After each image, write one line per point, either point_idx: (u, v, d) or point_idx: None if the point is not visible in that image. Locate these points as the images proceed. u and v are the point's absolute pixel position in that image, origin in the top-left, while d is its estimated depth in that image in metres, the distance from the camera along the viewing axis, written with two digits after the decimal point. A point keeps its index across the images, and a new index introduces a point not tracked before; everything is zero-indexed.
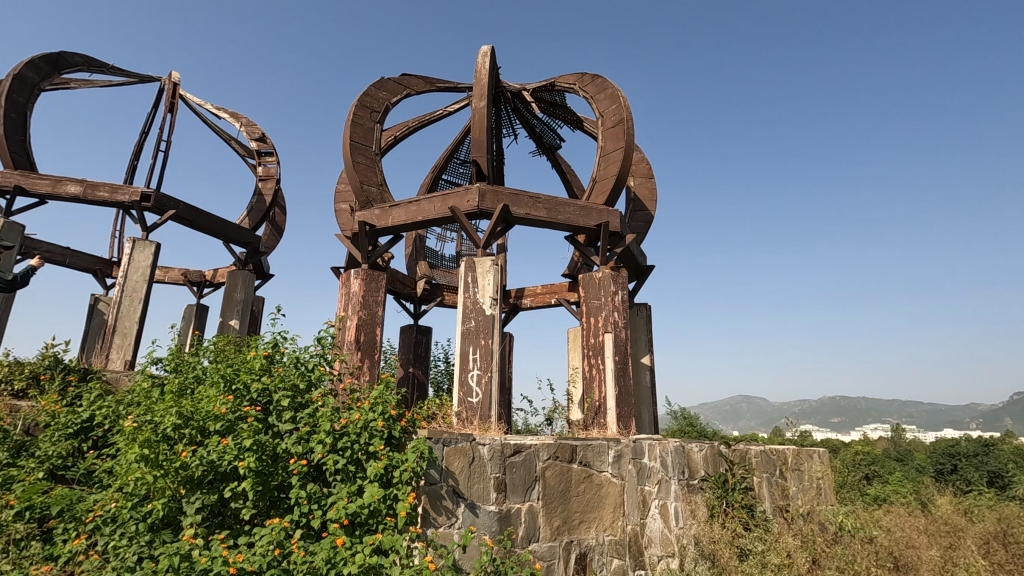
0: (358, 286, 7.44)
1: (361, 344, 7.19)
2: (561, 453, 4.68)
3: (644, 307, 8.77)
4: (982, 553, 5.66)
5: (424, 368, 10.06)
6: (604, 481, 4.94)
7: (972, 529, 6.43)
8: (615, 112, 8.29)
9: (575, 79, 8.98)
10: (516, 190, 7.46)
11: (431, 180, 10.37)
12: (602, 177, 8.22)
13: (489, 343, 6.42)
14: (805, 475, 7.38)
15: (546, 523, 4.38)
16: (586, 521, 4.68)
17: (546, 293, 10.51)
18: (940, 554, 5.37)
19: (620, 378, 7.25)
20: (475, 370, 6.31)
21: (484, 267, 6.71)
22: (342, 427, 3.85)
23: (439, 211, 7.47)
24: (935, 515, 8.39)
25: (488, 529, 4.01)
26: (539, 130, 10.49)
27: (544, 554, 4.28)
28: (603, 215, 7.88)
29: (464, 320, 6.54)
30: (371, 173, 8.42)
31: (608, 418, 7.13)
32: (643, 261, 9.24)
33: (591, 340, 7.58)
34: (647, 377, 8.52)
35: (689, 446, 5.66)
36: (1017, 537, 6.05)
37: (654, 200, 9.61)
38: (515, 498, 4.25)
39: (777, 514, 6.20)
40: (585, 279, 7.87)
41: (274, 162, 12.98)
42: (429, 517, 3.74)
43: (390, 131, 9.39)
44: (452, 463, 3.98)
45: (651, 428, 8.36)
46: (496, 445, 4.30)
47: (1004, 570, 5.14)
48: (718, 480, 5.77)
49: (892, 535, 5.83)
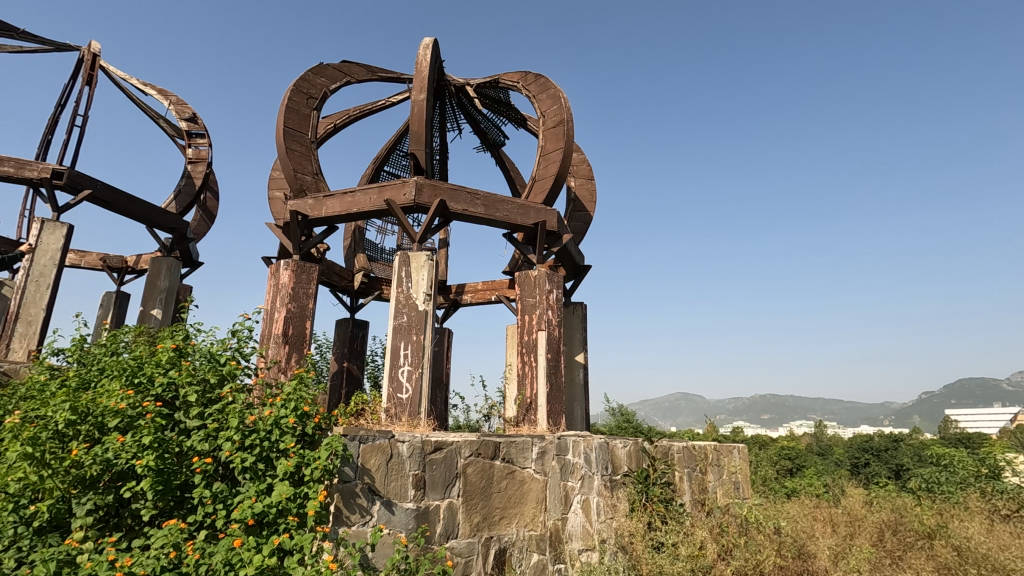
0: (288, 278, 7.19)
1: (289, 337, 6.96)
2: (484, 450, 4.69)
3: (580, 306, 8.91)
4: (875, 542, 6.10)
5: (359, 363, 9.83)
6: (526, 477, 5.01)
7: (869, 519, 6.92)
8: (556, 112, 8.38)
9: (519, 77, 9.01)
10: (454, 185, 7.40)
11: (371, 172, 10.15)
12: (542, 175, 8.28)
13: (421, 338, 6.35)
14: (724, 469, 7.72)
15: (465, 520, 4.39)
16: (507, 516, 4.73)
17: (486, 289, 10.51)
18: (837, 543, 5.76)
19: (551, 376, 7.37)
20: (405, 367, 6.23)
21: (418, 262, 6.63)
22: (252, 424, 3.70)
23: (374, 204, 7.32)
24: (840, 506, 8.98)
25: (404, 527, 3.98)
26: (483, 127, 10.48)
27: (462, 551, 4.29)
28: (541, 214, 7.96)
29: (396, 316, 6.42)
30: (306, 162, 8.14)
31: (539, 414, 7.23)
32: (581, 261, 9.38)
33: (524, 337, 7.63)
34: (580, 375, 8.70)
35: (613, 443, 5.80)
36: (906, 526, 6.56)
37: (593, 202, 9.79)
38: (434, 495, 4.23)
39: (694, 507, 6.48)
40: (521, 276, 7.90)
41: (206, 144, 12.34)
42: (341, 516, 3.68)
43: (329, 119, 9.14)
44: (369, 461, 3.92)
45: (583, 424, 8.55)
46: (416, 442, 4.27)
47: (892, 556, 5.56)
48: (640, 476, 5.91)
49: (798, 526, 6.20)
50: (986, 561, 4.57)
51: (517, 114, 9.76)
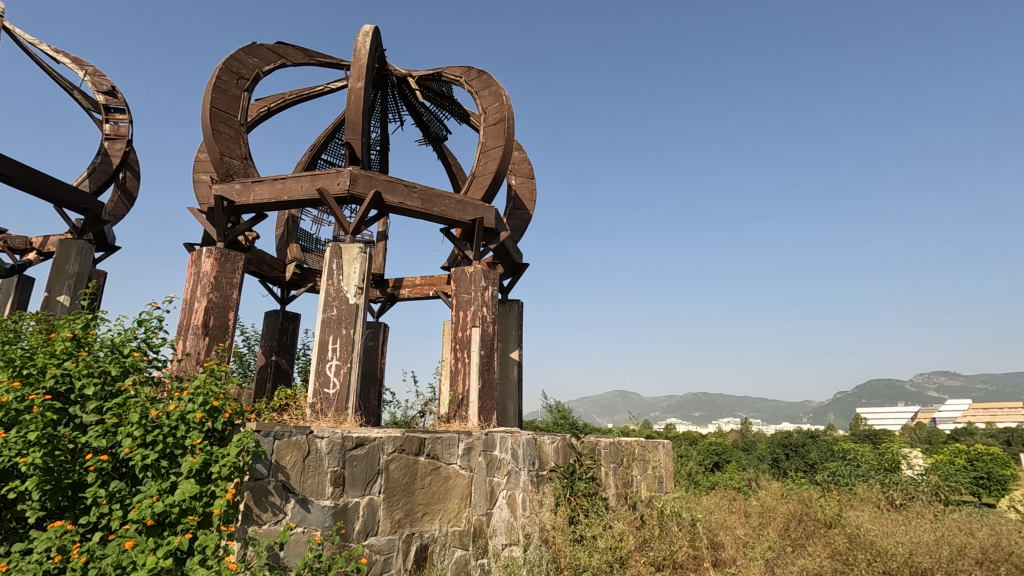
0: (210, 266, 6.84)
1: (209, 329, 6.63)
2: (408, 446, 4.66)
3: (516, 303, 8.98)
4: (782, 532, 6.49)
5: (288, 357, 9.48)
6: (452, 473, 5.00)
7: (779, 509, 7.35)
8: (497, 110, 8.40)
9: (461, 72, 8.96)
10: (391, 177, 7.27)
11: (307, 159, 9.81)
12: (481, 172, 8.27)
13: (351, 332, 6.21)
14: (649, 464, 7.99)
15: (386, 516, 4.34)
16: (430, 512, 4.71)
17: (424, 285, 10.39)
18: (747, 533, 6.10)
19: (484, 372, 7.39)
20: (333, 361, 6.05)
21: (350, 254, 6.46)
22: (156, 419, 3.50)
23: (306, 192, 7.08)
24: (756, 498, 9.49)
25: (320, 525, 3.89)
26: (426, 120, 10.33)
27: (382, 548, 4.24)
28: (479, 211, 7.95)
29: (325, 309, 6.23)
30: (235, 145, 7.76)
31: (470, 411, 7.25)
32: (519, 259, 9.44)
33: (459, 334, 7.59)
34: (513, 372, 8.76)
35: (541, 438, 5.86)
36: (812, 516, 7.01)
37: (533, 201, 9.87)
38: (354, 492, 4.17)
39: (618, 501, 6.67)
40: (457, 272, 7.85)
41: (126, 120, 11.53)
42: (251, 514, 3.54)
43: (261, 102, 8.75)
44: (283, 457, 3.80)
45: (515, 421, 8.64)
46: (336, 437, 4.18)
47: (795, 544, 5.93)
48: (566, 471, 6.02)
49: (713, 518, 6.50)
50: (872, 546, 4.96)
51: (460, 109, 9.70)
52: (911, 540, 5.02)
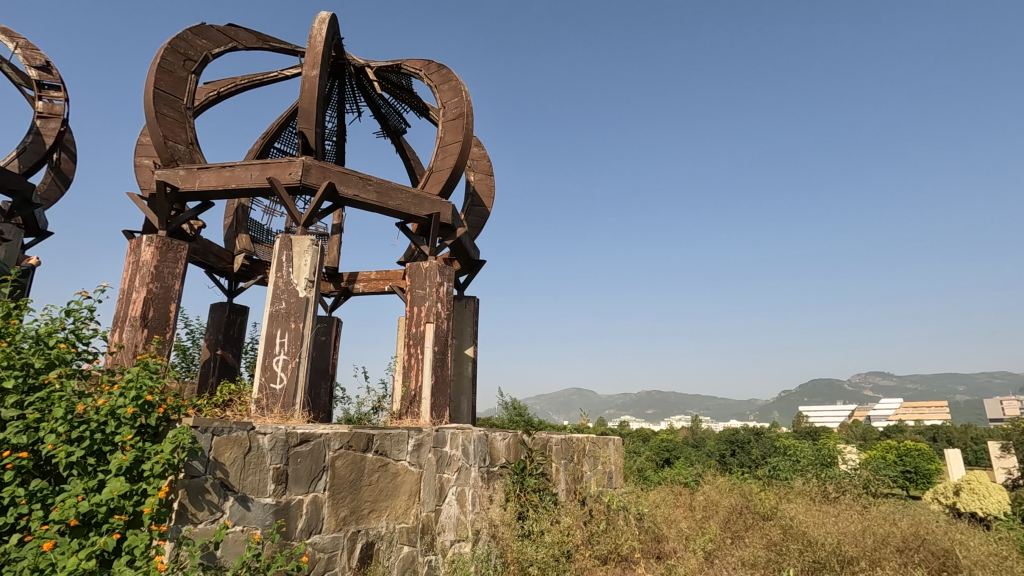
0: (151, 255, 6.52)
1: (148, 322, 6.33)
2: (355, 442, 4.60)
3: (472, 300, 8.95)
4: (724, 525, 6.72)
5: (234, 351, 9.16)
6: (400, 470, 4.96)
7: (723, 503, 7.61)
8: (456, 105, 8.36)
9: (421, 65, 8.86)
10: (345, 169, 7.12)
11: (258, 147, 9.49)
12: (439, 167, 8.21)
13: (301, 327, 6.05)
14: (599, 460, 8.13)
15: (330, 514, 4.27)
16: (376, 509, 4.66)
17: (379, 279, 10.22)
18: (690, 526, 6.29)
19: (437, 368, 7.35)
20: (281, 356, 5.89)
21: (302, 247, 6.29)
22: (82, 414, 3.32)
23: (256, 181, 6.85)
24: (701, 492, 9.80)
25: (260, 523, 3.80)
26: (384, 112, 10.17)
27: (325, 546, 4.17)
28: (436, 206, 7.89)
29: (273, 302, 6.04)
30: (180, 129, 7.43)
31: (422, 407, 7.20)
32: (475, 255, 9.42)
33: (412, 329, 7.52)
34: (468, 368, 8.75)
35: (492, 435, 5.84)
36: (753, 509, 7.29)
37: (491, 198, 9.87)
38: (298, 489, 4.09)
39: (568, 497, 6.76)
40: (412, 267, 7.76)
41: (61, 98, 10.85)
42: (186, 513, 3.40)
43: (210, 86, 8.41)
44: (222, 454, 3.68)
45: (468, 418, 8.64)
46: (280, 433, 4.10)
47: (734, 536, 6.15)
48: (517, 467, 6.04)
49: (658, 512, 6.68)
50: (804, 537, 5.22)
51: (419, 102, 9.59)
52: (839, 530, 5.31)
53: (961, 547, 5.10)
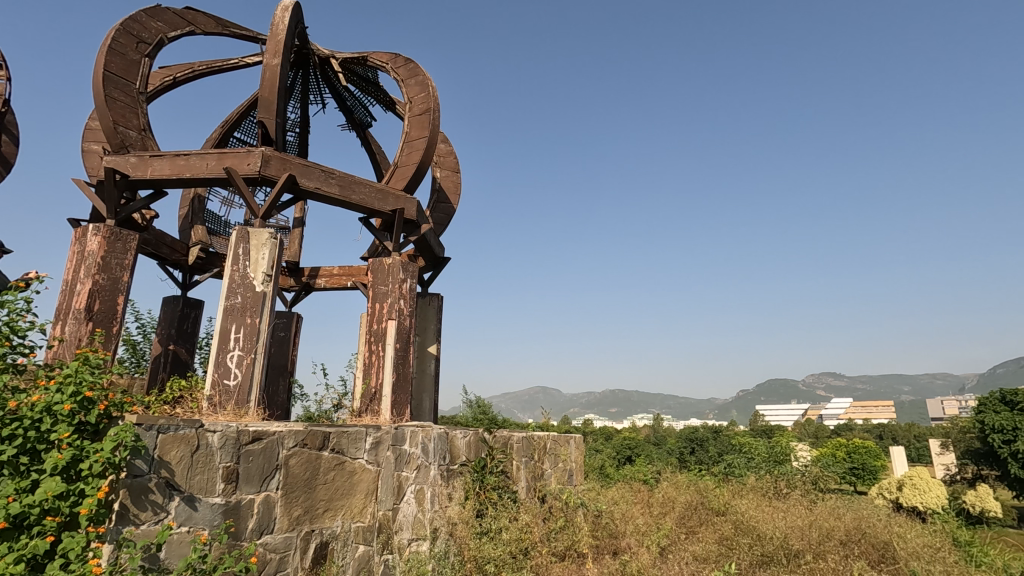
0: (98, 245, 6.23)
1: (94, 315, 6.05)
2: (311, 440, 4.51)
3: (436, 297, 8.89)
4: (679, 521, 6.87)
5: (187, 346, 8.86)
6: (357, 468, 4.89)
7: (679, 499, 7.78)
8: (423, 100, 8.28)
9: (388, 58, 8.73)
10: (306, 161, 6.95)
11: (216, 136, 9.18)
12: (404, 162, 8.11)
13: (257, 322, 5.88)
14: (560, 458, 8.20)
15: (283, 514, 4.18)
16: (331, 509, 4.58)
17: (342, 275, 10.04)
18: (646, 522, 6.41)
19: (398, 365, 7.27)
20: (235, 352, 5.72)
21: (259, 240, 6.11)
22: (15, 411, 3.15)
23: (212, 171, 6.64)
24: (659, 489, 10.01)
25: (208, 524, 3.69)
26: (349, 105, 9.98)
27: (277, 546, 4.08)
28: (400, 202, 7.80)
29: (228, 296, 5.83)
30: (132, 115, 7.13)
31: (383, 405, 7.11)
32: (440, 252, 9.36)
33: (374, 326, 7.41)
34: (430, 366, 8.70)
35: (452, 433, 5.81)
36: (708, 505, 7.48)
37: (457, 195, 9.81)
38: (249, 488, 3.99)
39: (528, 494, 6.79)
40: (374, 263, 7.65)
41: (3, 78, 10.25)
42: (127, 514, 3.26)
43: (166, 71, 8.09)
44: (168, 452, 3.55)
45: (430, 416, 8.59)
46: (230, 432, 3.98)
47: (688, 532, 6.30)
48: (477, 465, 6.03)
49: (616, 508, 6.78)
50: (753, 532, 5.38)
51: (385, 96, 9.45)
52: (787, 525, 5.50)
53: (898, 539, 5.36)
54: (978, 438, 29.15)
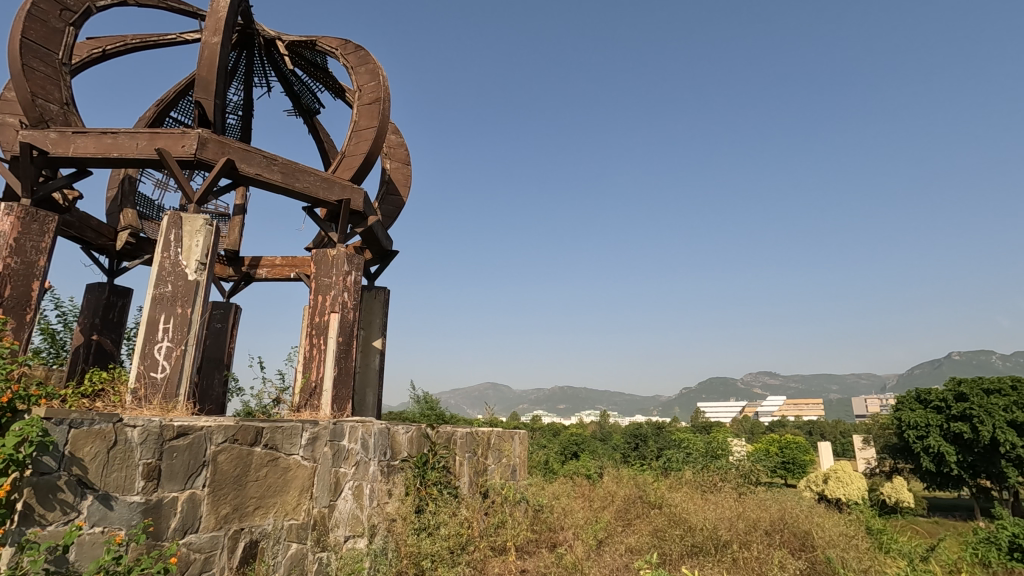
0: (10, 226, 5.77)
1: (4, 301, 5.59)
2: (242, 436, 4.34)
3: (383, 290, 8.72)
4: (618, 514, 7.05)
5: (112, 336, 8.33)
6: (292, 465, 4.74)
7: (619, 492, 7.97)
8: (373, 89, 8.09)
9: (337, 44, 8.49)
10: (246, 146, 6.66)
11: (151, 116, 8.68)
12: (352, 151, 7.92)
13: (188, 312, 5.60)
14: (504, 453, 8.25)
15: (209, 512, 4.01)
16: (262, 506, 4.43)
17: (285, 265, 9.70)
18: (585, 515, 6.54)
19: (340, 359, 7.12)
20: (164, 343, 5.42)
21: (194, 226, 5.80)
22: None
23: (143, 152, 6.27)
24: (601, 483, 10.22)
25: (124, 524, 3.50)
26: (296, 90, 9.64)
27: (202, 546, 3.91)
28: (346, 192, 7.60)
29: (157, 284, 5.52)
30: (53, 87, 6.63)
31: (323, 400, 6.92)
32: (388, 245, 9.19)
33: (315, 319, 7.20)
34: (375, 360, 8.55)
35: (394, 428, 5.73)
36: (646, 498, 7.70)
37: (407, 187, 9.66)
38: (173, 486, 3.81)
39: (471, 490, 6.79)
40: (318, 254, 7.42)
41: None
42: (32, 514, 3.05)
43: (94, 42, 7.57)
44: (80, 448, 3.35)
45: (373, 411, 8.46)
46: (152, 426, 3.79)
47: (625, 524, 6.47)
48: (418, 461, 5.95)
49: (557, 503, 6.87)
50: (684, 523, 5.59)
51: (334, 82, 9.18)
52: (716, 516, 5.75)
53: (817, 528, 5.70)
54: (895, 434, 31.34)
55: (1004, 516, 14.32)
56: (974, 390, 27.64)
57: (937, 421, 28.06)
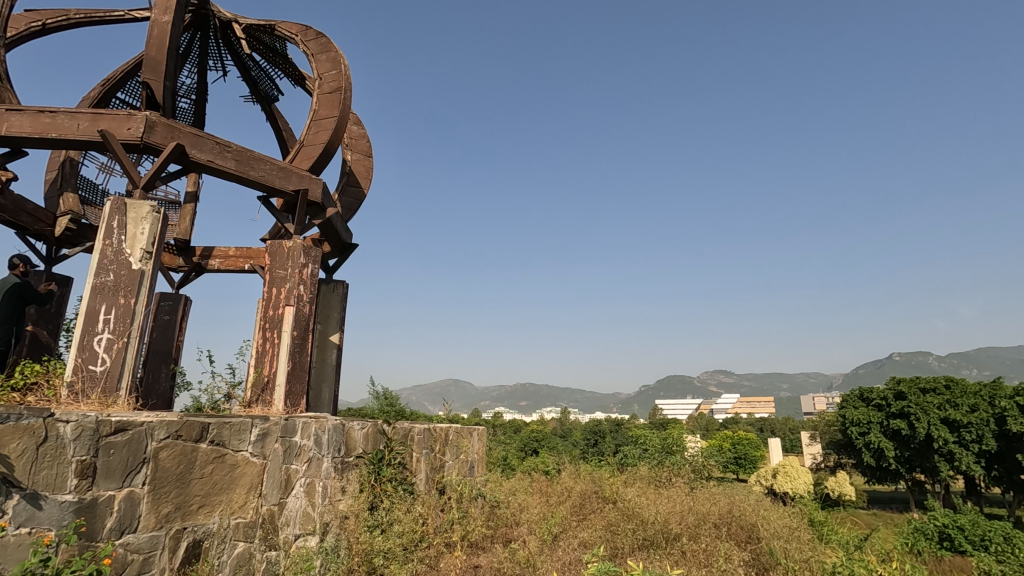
0: None
1: None
2: (186, 432, 4.17)
3: (342, 284, 8.54)
4: (574, 509, 7.13)
5: (48, 326, 7.88)
6: (239, 462, 4.59)
7: (576, 487, 8.07)
8: (334, 78, 7.91)
9: (297, 30, 8.25)
10: (197, 131, 6.40)
11: (95, 96, 8.23)
12: (311, 141, 7.72)
13: (131, 303, 5.33)
14: (462, 450, 8.23)
15: (150, 511, 3.85)
16: (207, 504, 4.28)
17: (239, 256, 9.37)
18: (540, 510, 6.60)
19: (295, 354, 6.93)
20: (104, 335, 5.16)
21: (139, 213, 5.51)
22: None
23: (84, 133, 5.94)
24: (559, 479, 10.33)
25: (54, 524, 3.33)
26: (253, 75, 9.33)
27: (141, 546, 3.76)
28: (304, 182, 7.40)
29: (97, 273, 5.24)
30: None
31: (275, 395, 6.74)
32: (347, 237, 9.01)
33: (269, 312, 6.99)
34: (331, 356, 8.37)
35: (349, 424, 5.62)
36: (601, 493, 7.81)
37: (368, 179, 9.49)
38: (109, 484, 3.64)
39: (427, 486, 6.75)
40: (273, 245, 7.20)
41: None
42: None
43: (33, 15, 7.13)
44: (7, 445, 3.17)
45: (329, 407, 8.29)
46: (88, 421, 3.60)
47: (580, 519, 6.55)
48: (374, 458, 5.85)
49: (513, 499, 6.91)
50: (636, 518, 5.71)
51: (294, 69, 8.92)
52: (667, 510, 5.89)
53: (763, 521, 5.90)
54: (839, 430, 32.78)
55: (936, 508, 15.16)
56: (912, 388, 29.22)
57: (878, 418, 29.54)
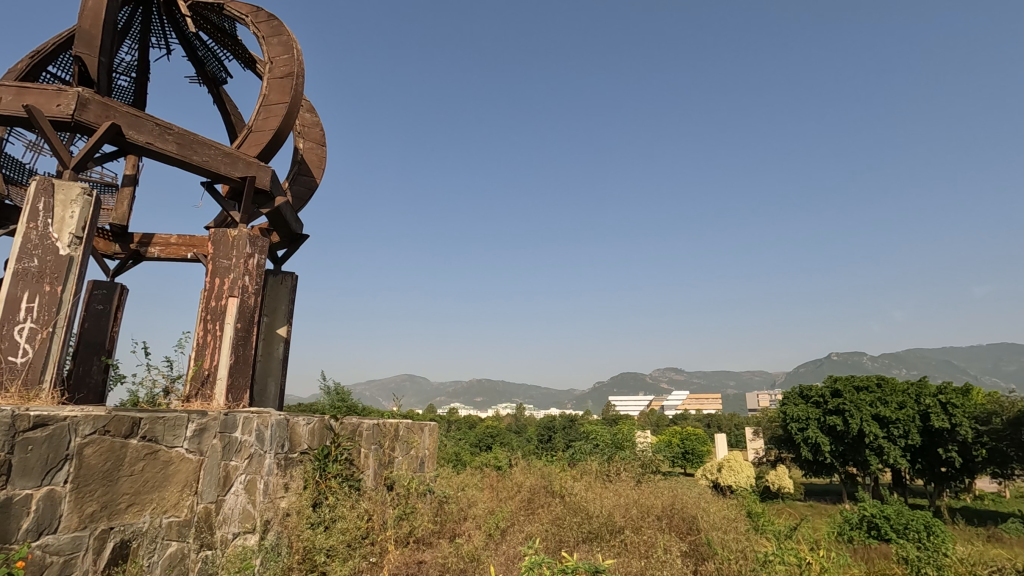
0: None
1: None
2: (115, 427, 3.97)
3: (290, 276, 8.29)
4: (522, 503, 7.19)
5: None
6: (174, 458, 4.40)
7: (525, 482, 8.15)
8: (286, 62, 7.66)
9: (248, 11, 7.94)
10: (135, 111, 6.06)
11: (23, 69, 7.69)
12: (260, 126, 7.45)
13: (58, 290, 5.01)
14: (413, 446, 8.16)
15: (72, 510, 3.64)
16: (137, 503, 4.08)
17: (180, 245, 8.94)
18: (489, 505, 6.63)
19: (238, 347, 6.69)
20: (27, 324, 4.83)
21: (68, 195, 5.18)
22: None
23: (7, 108, 5.54)
24: (510, 473, 10.40)
25: None
26: (200, 56, 8.92)
27: (63, 547, 3.56)
28: (251, 169, 7.13)
29: (20, 257, 4.87)
30: None
31: (216, 389, 6.49)
32: (297, 228, 8.75)
33: (211, 303, 6.73)
34: (278, 349, 8.13)
35: (294, 419, 5.48)
36: (551, 488, 7.91)
37: (321, 169, 9.25)
38: (26, 482, 3.42)
39: (375, 482, 6.67)
40: (216, 234, 6.91)
41: None
42: None
43: None
44: None
45: (274, 402, 8.05)
46: (3, 416, 3.37)
47: (528, 513, 6.61)
48: (320, 453, 5.73)
49: (463, 494, 6.91)
50: (581, 512, 5.80)
51: (243, 51, 8.59)
52: (613, 503, 6.03)
53: (703, 512, 6.11)
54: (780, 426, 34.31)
55: (866, 499, 16.08)
56: (846, 386, 30.91)
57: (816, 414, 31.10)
